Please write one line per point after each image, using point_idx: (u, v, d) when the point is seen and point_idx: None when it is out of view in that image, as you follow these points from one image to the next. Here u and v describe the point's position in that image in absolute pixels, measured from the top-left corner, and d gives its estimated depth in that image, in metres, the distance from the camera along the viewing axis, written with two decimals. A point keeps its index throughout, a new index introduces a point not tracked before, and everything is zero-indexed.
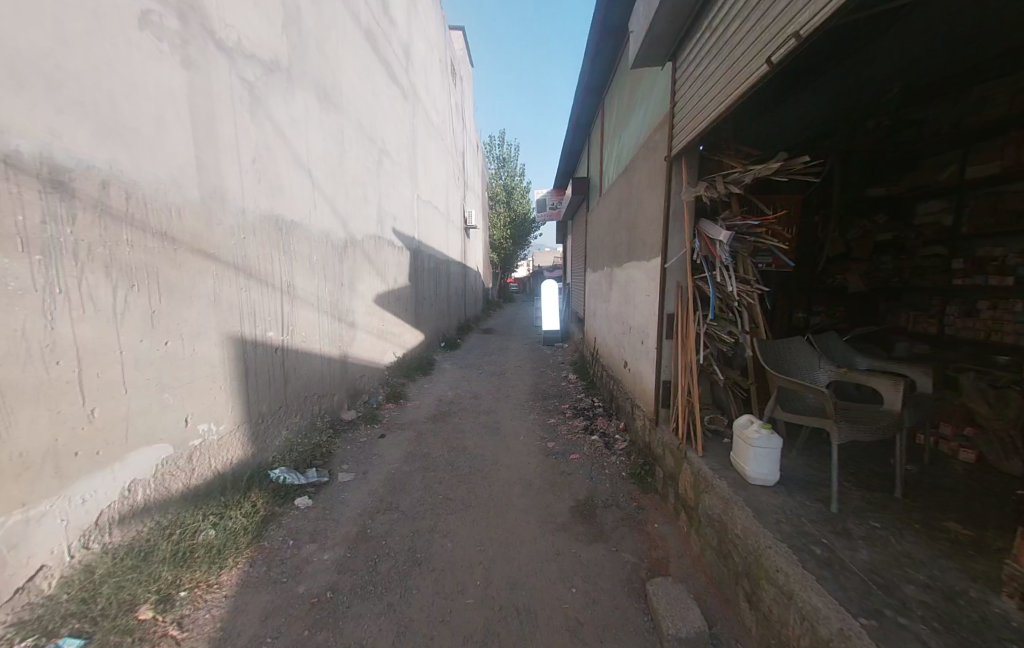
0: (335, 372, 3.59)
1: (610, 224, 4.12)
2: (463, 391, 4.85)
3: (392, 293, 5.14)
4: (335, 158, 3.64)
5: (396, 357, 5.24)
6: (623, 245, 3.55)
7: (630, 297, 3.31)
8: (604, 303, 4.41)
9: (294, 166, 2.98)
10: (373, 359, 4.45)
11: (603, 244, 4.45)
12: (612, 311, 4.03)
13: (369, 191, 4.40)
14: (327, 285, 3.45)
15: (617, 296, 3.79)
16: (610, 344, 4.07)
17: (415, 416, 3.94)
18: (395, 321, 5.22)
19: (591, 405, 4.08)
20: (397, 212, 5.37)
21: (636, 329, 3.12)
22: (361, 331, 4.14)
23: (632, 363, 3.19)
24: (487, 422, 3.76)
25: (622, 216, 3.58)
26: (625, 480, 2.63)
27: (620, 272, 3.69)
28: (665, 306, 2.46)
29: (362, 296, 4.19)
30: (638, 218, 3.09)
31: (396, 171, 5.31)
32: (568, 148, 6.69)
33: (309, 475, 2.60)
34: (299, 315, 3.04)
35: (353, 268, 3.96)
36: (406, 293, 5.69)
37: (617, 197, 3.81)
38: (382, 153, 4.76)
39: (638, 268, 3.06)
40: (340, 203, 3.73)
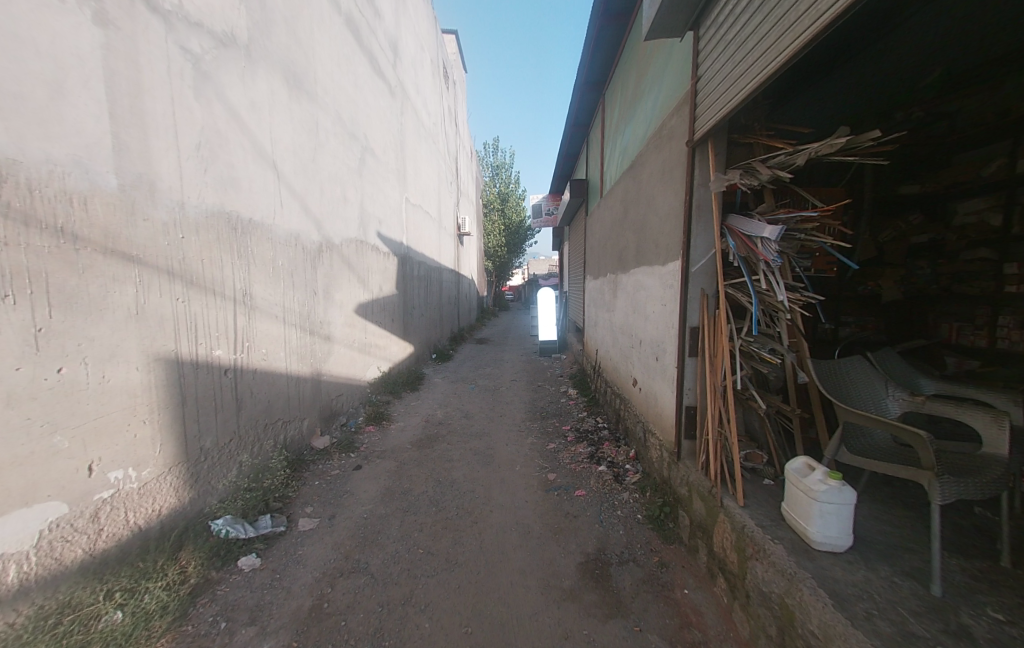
0: (305, 393, 3.15)
1: (614, 226, 3.75)
2: (453, 410, 4.41)
3: (377, 302, 4.72)
4: (308, 152, 3.25)
5: (381, 372, 4.80)
6: (630, 249, 3.18)
7: (640, 307, 2.92)
8: (608, 312, 4.02)
9: (254, 156, 2.58)
10: (353, 376, 4.02)
11: (606, 248, 4.07)
12: (618, 322, 3.64)
13: (350, 191, 4.00)
14: (295, 293, 3.03)
15: (624, 305, 3.41)
16: (616, 358, 3.67)
17: (398, 442, 3.49)
18: (380, 334, 4.80)
19: (595, 426, 3.67)
20: (384, 215, 4.98)
21: (648, 343, 2.73)
22: (337, 345, 3.71)
23: (644, 381, 2.79)
24: (479, 448, 3.33)
25: (629, 217, 3.21)
26: (642, 525, 2.21)
27: (626, 278, 3.31)
28: (687, 318, 2.07)
29: (340, 306, 3.76)
30: (649, 216, 2.71)
31: (382, 170, 4.92)
32: (565, 150, 6.37)
33: (260, 525, 2.15)
34: (259, 328, 2.62)
35: (329, 275, 3.55)
36: (393, 303, 5.28)
37: (622, 196, 3.45)
38: (365, 151, 4.38)
39: (650, 274, 2.68)
40: (314, 203, 3.33)
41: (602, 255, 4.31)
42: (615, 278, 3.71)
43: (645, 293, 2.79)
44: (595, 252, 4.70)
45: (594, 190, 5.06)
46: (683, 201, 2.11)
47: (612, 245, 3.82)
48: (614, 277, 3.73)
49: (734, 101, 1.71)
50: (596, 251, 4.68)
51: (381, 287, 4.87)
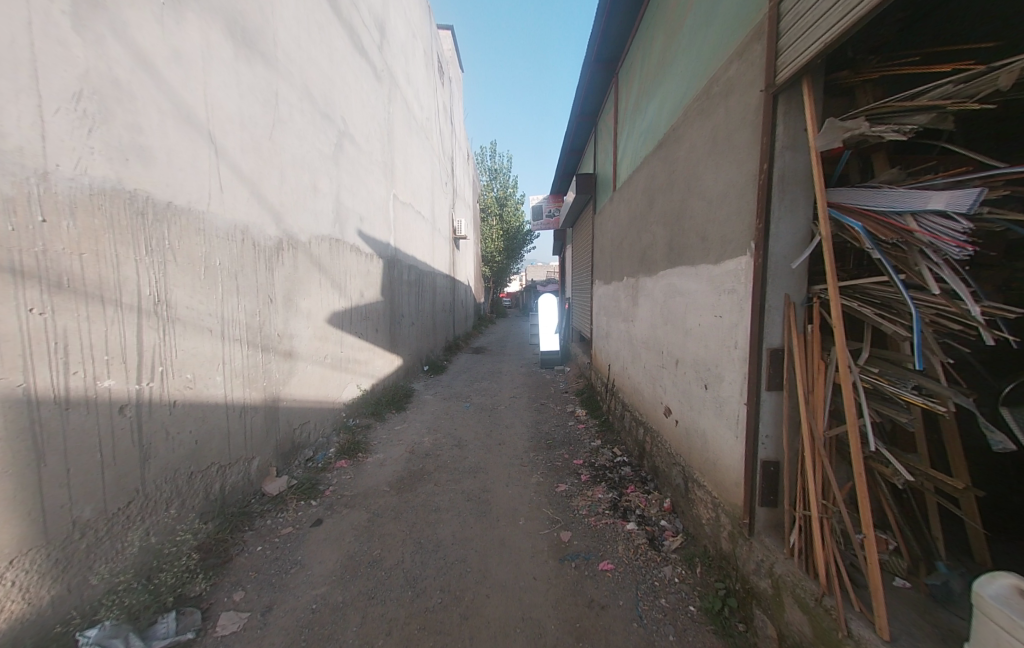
0: (253, 426, 2.50)
1: (634, 221, 3.16)
2: (444, 436, 3.75)
3: (356, 310, 4.09)
4: (263, 127, 2.63)
5: (361, 391, 4.15)
6: (659, 247, 2.59)
7: (674, 317, 2.32)
8: (625, 323, 3.41)
9: (176, 123, 1.96)
10: (323, 398, 3.37)
11: (623, 247, 3.47)
12: (639, 334, 3.03)
13: (321, 180, 3.38)
14: (241, 301, 2.40)
15: (648, 315, 2.80)
16: (638, 378, 3.06)
17: (374, 482, 2.84)
18: (360, 347, 4.16)
19: (614, 460, 3.04)
20: (366, 212, 4.37)
21: (688, 364, 2.12)
22: (302, 362, 3.06)
23: (683, 413, 2.17)
24: (472, 492, 2.69)
25: (657, 206, 2.62)
26: (700, 625, 1.58)
27: (652, 281, 2.71)
28: (765, 338, 1.47)
29: (307, 315, 3.13)
30: (689, 203, 2.12)
31: (364, 160, 4.31)
32: (569, 144, 5.81)
33: (158, 633, 1.51)
34: (184, 347, 1.99)
35: (292, 278, 2.92)
36: (377, 311, 4.64)
37: (645, 183, 2.86)
38: (342, 136, 3.77)
39: (691, 275, 2.08)
40: (271, 191, 2.71)
41: (616, 257, 3.71)
42: (635, 282, 3.10)
43: (683, 300, 2.19)
44: (607, 252, 4.09)
45: (605, 184, 4.46)
46: (757, 174, 1.51)
47: (630, 244, 3.22)
48: (634, 281, 3.13)
49: (858, 10, 1.08)
50: (607, 251, 4.07)
51: (362, 293, 4.22)
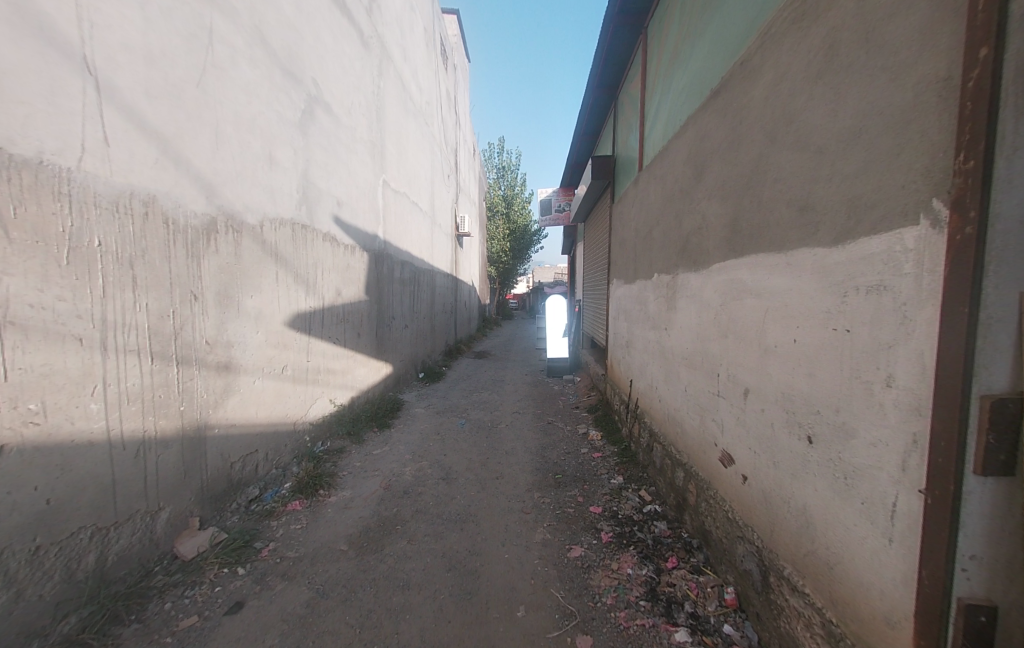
0: (160, 468, 1.85)
1: (670, 202, 2.46)
2: (429, 466, 3.07)
3: (331, 311, 3.44)
4: (185, 69, 1.98)
5: (335, 405, 3.50)
6: (712, 231, 1.90)
7: (742, 327, 1.62)
8: (656, 332, 2.70)
9: (15, 33, 1.32)
10: (278, 420, 2.71)
11: (654, 235, 2.76)
12: (676, 345, 2.34)
13: (281, 151, 2.73)
14: (141, 297, 1.76)
15: (693, 322, 2.10)
16: (675, 404, 2.35)
17: (329, 536, 2.18)
18: (336, 354, 3.52)
19: (643, 509, 2.34)
20: (346, 196, 3.72)
21: (770, 397, 1.43)
22: (247, 377, 2.41)
23: (760, 469, 1.48)
24: (456, 556, 2.01)
25: (710, 175, 1.92)
26: None
27: (699, 277, 2.02)
28: (980, 377, 0.79)
29: (256, 317, 2.49)
30: (775, 159, 1.43)
31: (343, 135, 3.65)
32: (583, 126, 5.13)
33: None
34: (24, 365, 1.35)
35: (232, 269, 2.28)
36: (359, 312, 3.98)
37: (690, 148, 2.16)
38: (312, 101, 3.12)
39: (780, 266, 1.39)
40: (199, 154, 2.06)
41: (644, 249, 3.00)
42: (673, 279, 2.40)
43: (760, 302, 1.50)
44: (631, 244, 3.38)
45: (627, 165, 3.76)
46: (956, 78, 0.83)
47: (666, 231, 2.53)
48: (670, 277, 2.43)
49: None
50: (631, 243, 3.37)
51: (339, 291, 3.56)
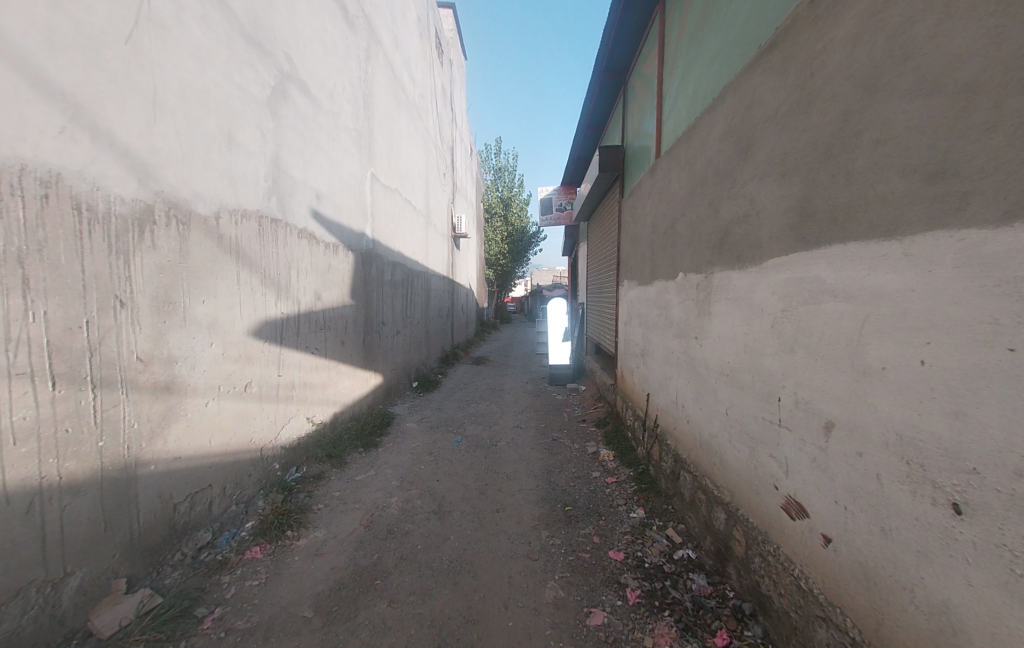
0: (70, 521, 1.45)
1: (701, 190, 2.09)
2: (420, 496, 2.66)
3: (309, 317, 3.04)
4: (110, 20, 1.59)
5: (313, 424, 3.09)
6: (766, 218, 1.53)
7: (818, 339, 1.25)
8: (682, 341, 2.32)
9: None
10: (240, 447, 2.30)
11: (678, 229, 2.39)
12: (710, 357, 1.96)
13: (246, 132, 2.34)
14: (38, 305, 1.36)
15: (736, 331, 1.72)
16: (710, 428, 1.97)
17: (292, 596, 1.77)
18: (315, 365, 3.11)
19: (674, 557, 1.95)
20: (328, 188, 3.32)
21: (873, 438, 1.05)
22: (198, 398, 2.01)
23: (857, 534, 1.10)
24: (448, 626, 1.61)
25: (761, 150, 1.55)
26: None
27: (745, 276, 1.65)
28: None
29: (211, 326, 2.09)
30: (876, 113, 1.06)
31: (324, 120, 3.25)
32: (588, 116, 4.75)
33: None
34: None
35: (175, 268, 1.88)
36: (343, 318, 3.58)
37: (730, 121, 1.79)
38: (285, 79, 2.73)
39: (886, 257, 1.02)
40: (131, 127, 1.67)
41: (664, 246, 2.62)
42: (705, 279, 2.02)
43: (852, 309, 1.12)
44: (647, 241, 3.00)
45: (640, 155, 3.38)
46: None
47: (695, 224, 2.15)
48: (701, 277, 2.06)
49: None
50: (647, 240, 2.99)
51: (319, 294, 3.16)
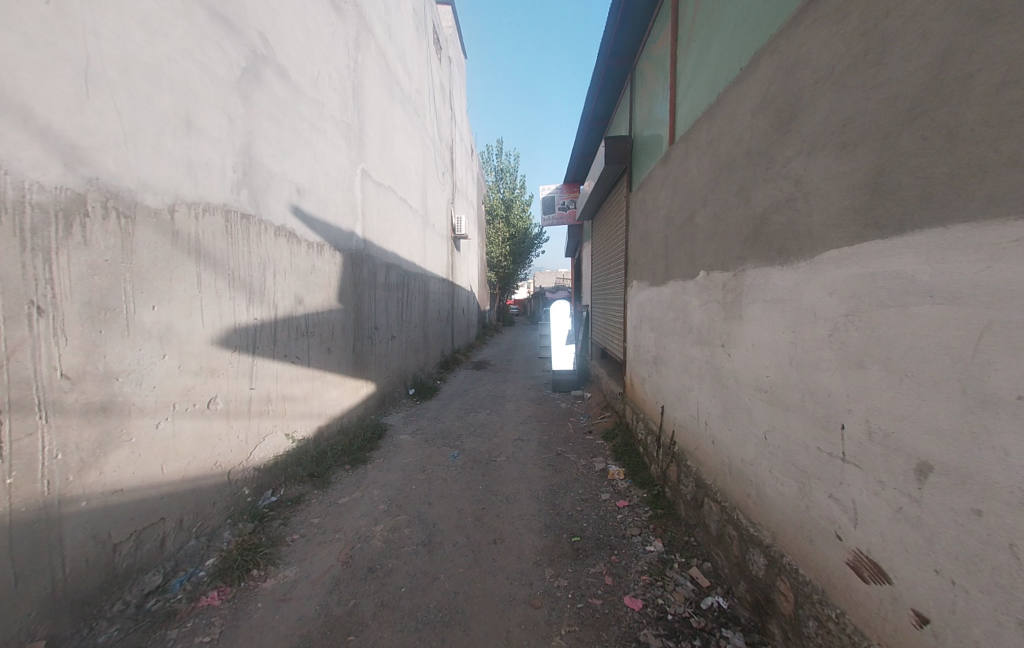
0: None
1: (727, 174, 1.80)
2: (408, 522, 2.37)
3: (289, 323, 2.76)
4: None
5: (294, 439, 2.81)
6: (818, 201, 1.24)
7: (902, 354, 0.96)
8: (704, 348, 2.03)
9: None
10: (202, 471, 2.03)
11: (699, 221, 2.09)
12: (742, 369, 1.67)
13: (209, 115, 2.07)
14: None
15: (778, 340, 1.43)
16: (742, 452, 1.67)
17: None
18: (296, 375, 2.83)
19: (702, 607, 1.65)
20: (312, 183, 3.05)
21: (1001, 495, 0.76)
22: (146, 419, 1.73)
23: (974, 621, 0.81)
24: None
25: (812, 119, 1.27)
26: None
27: (789, 273, 1.36)
28: None
29: (165, 335, 1.82)
30: (996, 48, 0.77)
31: (306, 108, 2.98)
32: (592, 107, 4.47)
33: None
34: None
35: (114, 268, 1.61)
36: (330, 323, 3.31)
37: (766, 91, 1.51)
38: (258, 60, 2.47)
39: (1021, 243, 0.73)
40: (53, 101, 1.41)
41: (681, 241, 2.33)
42: (734, 277, 1.73)
43: (961, 315, 0.83)
44: (660, 237, 2.71)
45: (651, 143, 3.10)
46: None
47: (719, 215, 1.86)
48: (728, 275, 1.77)
49: None
50: (660, 236, 2.70)
51: (302, 298, 2.89)
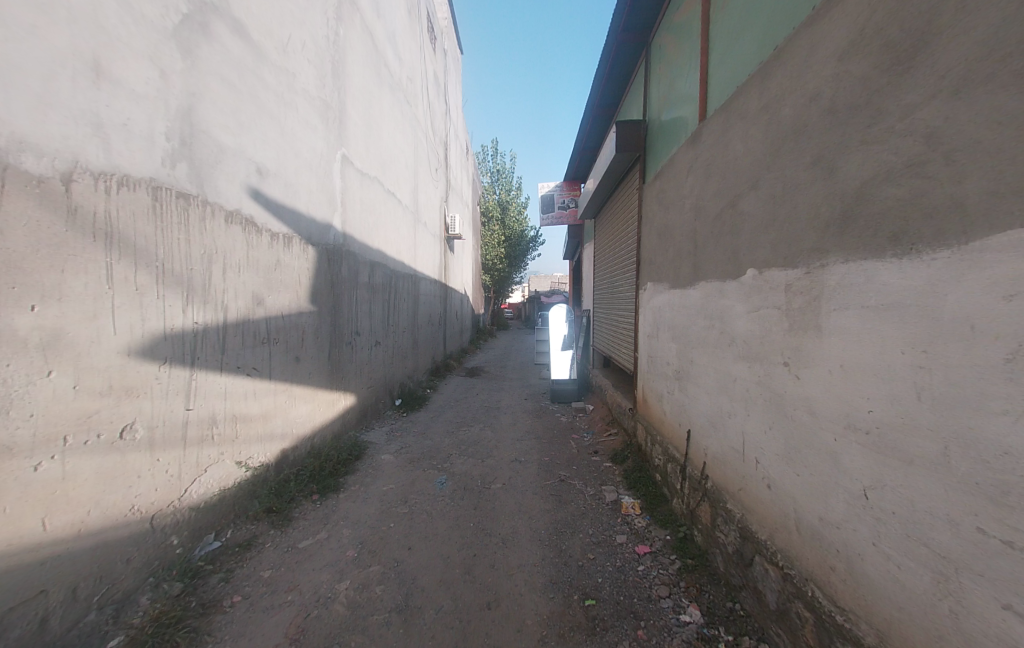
0: None
1: (794, 145, 1.40)
2: (383, 575, 1.92)
3: (246, 328, 2.31)
4: None
5: (249, 467, 2.34)
6: (981, 158, 0.83)
7: None
8: (754, 366, 1.62)
9: None
10: (113, 521, 1.56)
11: (746, 208, 1.69)
12: (823, 397, 1.25)
13: (130, 64, 1.62)
14: None
15: (891, 363, 1.02)
16: (823, 509, 1.25)
17: None
18: (254, 390, 2.37)
19: None
20: (279, 164, 2.59)
21: None
22: (17, 461, 1.26)
23: None
24: None
25: (962, 45, 0.87)
26: None
27: (917, 267, 0.95)
28: None
29: (56, 345, 1.37)
30: None
31: (271, 76, 2.53)
32: (600, 92, 4.06)
33: None
34: None
35: None
36: (300, 327, 2.85)
37: (867, 20, 1.11)
38: (206, 8, 2.01)
39: None
40: None
41: (717, 233, 1.92)
42: (806, 276, 1.33)
43: None
44: (686, 230, 2.30)
45: (672, 125, 2.69)
46: None
47: (782, 195, 1.45)
48: (797, 274, 1.36)
49: None
50: (687, 228, 2.29)
51: (262, 298, 2.43)
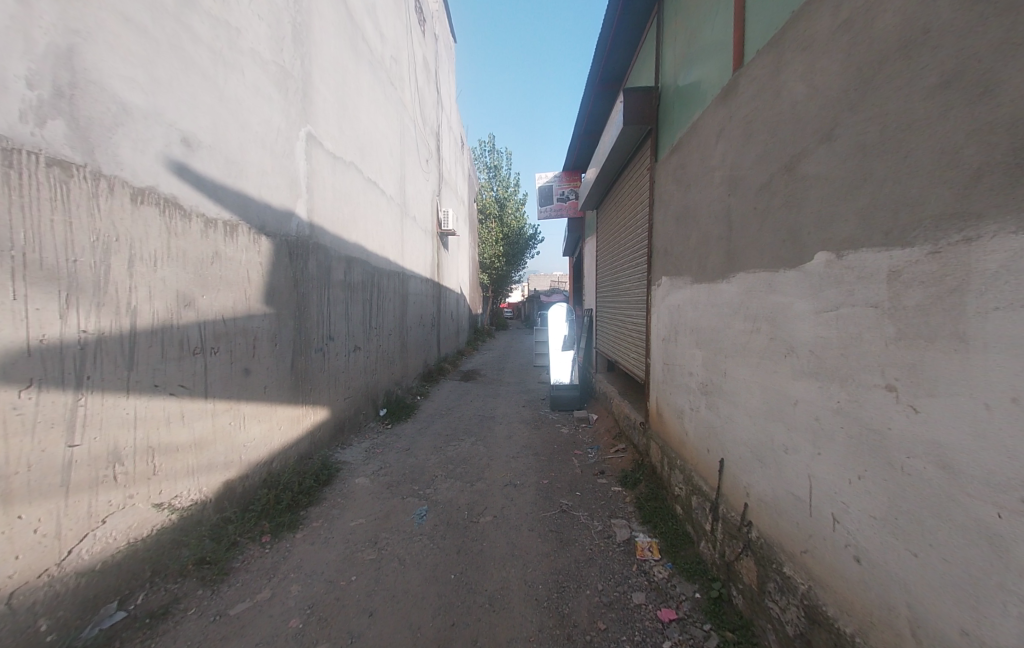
0: None
1: (903, 66, 0.95)
2: None
3: (169, 335, 1.86)
4: None
5: (176, 508, 1.89)
6: None
7: None
8: (828, 388, 1.16)
9: None
10: None
11: (812, 170, 1.23)
12: (974, 448, 0.79)
13: None
14: None
15: None
16: (976, 623, 0.79)
17: None
18: (182, 412, 1.92)
19: None
20: (217, 136, 2.13)
21: None
22: None
23: None
24: None
25: None
26: None
27: None
28: None
29: None
30: None
31: (204, 27, 2.07)
32: (603, 64, 3.59)
33: None
34: None
35: None
36: (250, 332, 2.39)
37: None
38: None
39: None
40: None
41: (765, 208, 1.46)
42: (932, 259, 0.87)
43: None
44: (716, 209, 1.84)
45: (693, 86, 2.23)
46: None
47: (885, 141, 0.99)
48: (913, 256, 0.91)
49: None
50: (717, 207, 1.82)
51: (192, 298, 1.98)
